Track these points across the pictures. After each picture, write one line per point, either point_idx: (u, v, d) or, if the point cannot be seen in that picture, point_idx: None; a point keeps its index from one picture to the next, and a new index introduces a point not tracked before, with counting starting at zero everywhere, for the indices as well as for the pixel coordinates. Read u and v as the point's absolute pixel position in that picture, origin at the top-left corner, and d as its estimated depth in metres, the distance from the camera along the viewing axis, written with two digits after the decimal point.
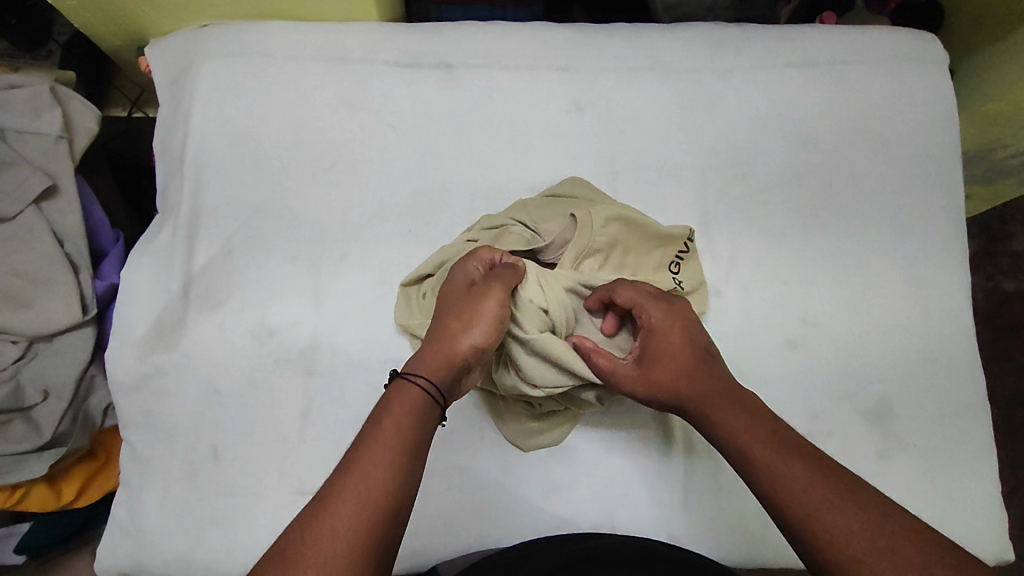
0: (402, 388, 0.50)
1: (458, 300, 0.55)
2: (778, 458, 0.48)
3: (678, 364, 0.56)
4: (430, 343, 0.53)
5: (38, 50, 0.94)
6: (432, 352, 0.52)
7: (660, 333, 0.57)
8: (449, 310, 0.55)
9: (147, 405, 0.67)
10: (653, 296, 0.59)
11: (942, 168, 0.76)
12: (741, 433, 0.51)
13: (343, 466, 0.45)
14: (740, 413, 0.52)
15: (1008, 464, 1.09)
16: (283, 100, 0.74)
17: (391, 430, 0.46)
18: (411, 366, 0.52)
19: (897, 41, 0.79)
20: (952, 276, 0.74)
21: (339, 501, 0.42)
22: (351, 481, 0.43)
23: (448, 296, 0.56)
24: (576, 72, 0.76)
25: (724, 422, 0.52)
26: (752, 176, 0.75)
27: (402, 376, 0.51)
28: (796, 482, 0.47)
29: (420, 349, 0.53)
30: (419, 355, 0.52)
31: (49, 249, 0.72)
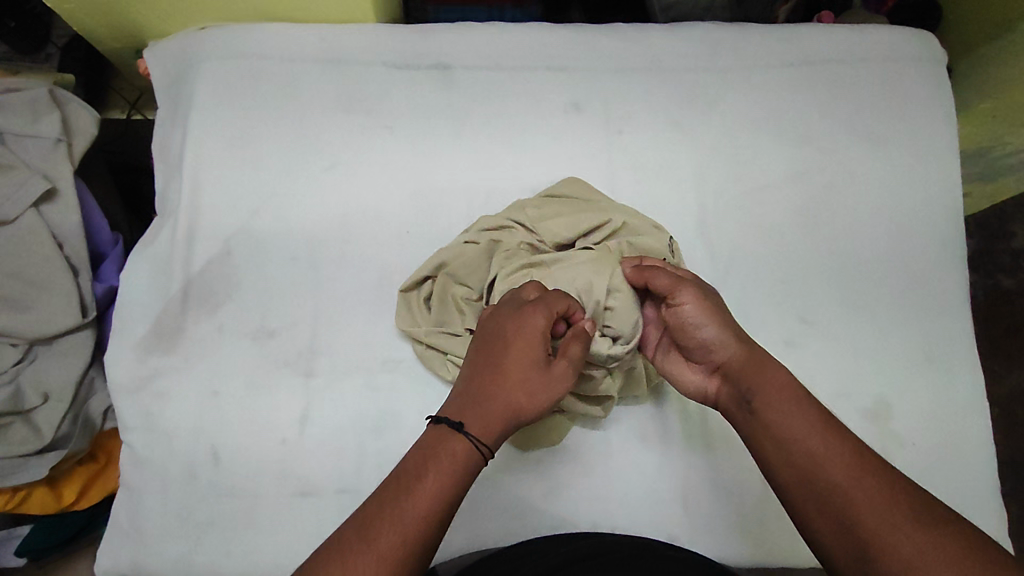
0: (458, 439, 0.49)
1: (534, 373, 0.52)
2: (801, 427, 0.49)
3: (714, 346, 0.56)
4: (494, 408, 0.51)
5: (36, 54, 0.93)
6: (495, 419, 0.50)
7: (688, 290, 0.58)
8: (520, 380, 0.52)
9: (146, 406, 0.67)
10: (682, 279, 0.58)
11: (940, 166, 0.76)
12: (767, 397, 0.51)
13: (387, 496, 0.45)
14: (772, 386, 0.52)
15: (1009, 463, 1.09)
16: (281, 102, 0.74)
17: (442, 470, 0.47)
18: (474, 428, 0.49)
19: (894, 39, 0.79)
20: (951, 274, 0.74)
21: (377, 543, 0.42)
22: (393, 516, 0.44)
23: (524, 360, 0.52)
24: (574, 72, 0.76)
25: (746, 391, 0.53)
26: (750, 175, 0.75)
27: (465, 436, 0.49)
28: (821, 454, 0.47)
29: (481, 406, 0.51)
30: (483, 416, 0.50)
31: (48, 252, 0.72)
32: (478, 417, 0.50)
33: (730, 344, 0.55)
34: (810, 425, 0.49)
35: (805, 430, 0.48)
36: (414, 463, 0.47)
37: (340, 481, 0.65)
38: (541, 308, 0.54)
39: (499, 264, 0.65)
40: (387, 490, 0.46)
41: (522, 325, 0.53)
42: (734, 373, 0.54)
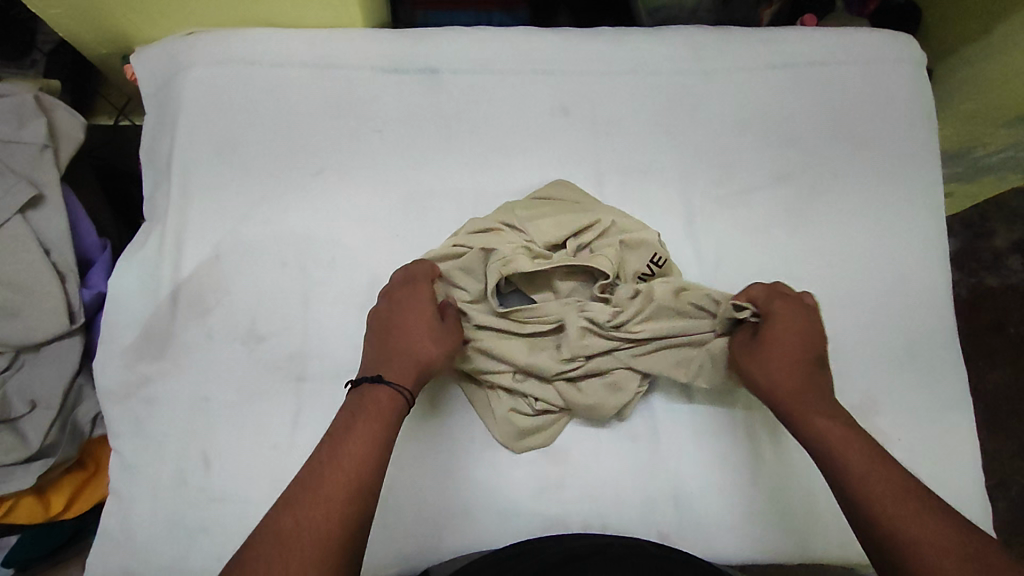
0: (379, 397, 0.56)
1: (424, 327, 0.62)
2: (854, 461, 0.54)
3: (782, 366, 0.60)
4: (402, 357, 0.60)
5: (22, 59, 0.94)
6: (409, 370, 0.59)
7: (773, 340, 0.61)
8: (415, 336, 0.61)
9: (136, 413, 0.67)
10: (778, 295, 0.64)
11: (922, 166, 0.77)
12: (824, 436, 0.56)
13: (315, 470, 0.50)
14: (833, 422, 0.57)
15: (993, 458, 1.11)
16: (270, 106, 0.74)
17: (362, 437, 0.52)
18: (392, 377, 0.58)
19: (875, 41, 0.80)
20: (933, 271, 0.75)
21: (329, 467, 0.50)
22: (333, 474, 0.49)
23: (415, 320, 0.62)
24: (561, 75, 0.77)
25: (818, 427, 0.57)
26: (736, 177, 0.76)
27: (390, 388, 0.57)
28: (872, 487, 0.52)
29: (389, 359, 0.60)
30: (396, 370, 0.59)
31: (35, 259, 0.71)
32: (392, 370, 0.59)
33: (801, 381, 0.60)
34: (881, 468, 0.53)
35: (879, 478, 0.52)
36: (345, 422, 0.54)
37: None
38: (425, 285, 0.65)
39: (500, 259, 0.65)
40: (310, 477, 0.50)
41: (411, 303, 0.63)
42: (785, 409, 0.60)
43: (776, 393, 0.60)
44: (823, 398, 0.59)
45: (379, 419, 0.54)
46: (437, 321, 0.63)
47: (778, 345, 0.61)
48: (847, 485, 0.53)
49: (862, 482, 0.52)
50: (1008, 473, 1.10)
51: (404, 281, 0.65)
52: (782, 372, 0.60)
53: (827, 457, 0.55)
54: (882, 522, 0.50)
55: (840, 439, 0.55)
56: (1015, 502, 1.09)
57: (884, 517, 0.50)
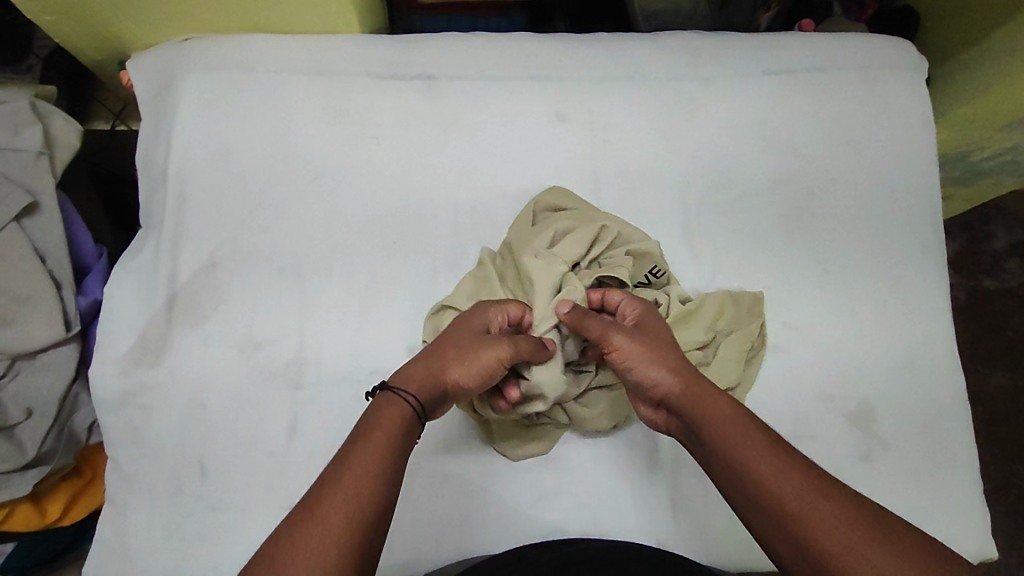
0: (399, 397, 0.50)
1: (472, 347, 0.54)
2: (756, 454, 0.47)
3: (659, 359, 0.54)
4: (433, 364, 0.53)
5: (18, 64, 0.94)
6: (429, 385, 0.52)
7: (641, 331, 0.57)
8: (455, 349, 0.54)
9: (132, 421, 0.67)
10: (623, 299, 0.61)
11: (919, 172, 0.77)
12: (715, 429, 0.50)
13: (349, 446, 0.46)
14: (725, 409, 0.51)
15: (992, 462, 1.11)
16: (266, 113, 0.74)
17: (394, 414, 0.49)
18: (406, 387, 0.51)
19: (871, 47, 0.80)
20: (931, 277, 0.75)
21: (364, 441, 0.46)
22: (372, 441, 0.46)
23: (470, 341, 0.55)
24: (558, 81, 0.77)
25: (710, 420, 0.50)
26: (733, 183, 0.76)
27: (391, 393, 0.50)
28: (769, 476, 0.46)
29: (420, 371, 0.52)
30: (416, 379, 0.52)
31: (32, 266, 0.71)
32: (412, 380, 0.51)
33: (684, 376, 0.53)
34: (775, 454, 0.47)
35: (778, 468, 0.46)
36: (349, 446, 0.46)
37: None
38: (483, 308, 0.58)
39: (511, 283, 0.66)
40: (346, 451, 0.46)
41: (466, 321, 0.57)
42: (678, 406, 0.53)
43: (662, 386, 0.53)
44: (706, 386, 0.53)
45: (386, 442, 0.47)
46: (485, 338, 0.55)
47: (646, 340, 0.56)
48: (762, 500, 0.45)
49: (777, 495, 0.45)
50: (1007, 477, 1.10)
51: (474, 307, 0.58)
52: (656, 363, 0.54)
53: (718, 456, 0.49)
54: (788, 518, 0.44)
55: (727, 426, 0.49)
56: (1014, 505, 1.09)
57: (784, 513, 0.44)
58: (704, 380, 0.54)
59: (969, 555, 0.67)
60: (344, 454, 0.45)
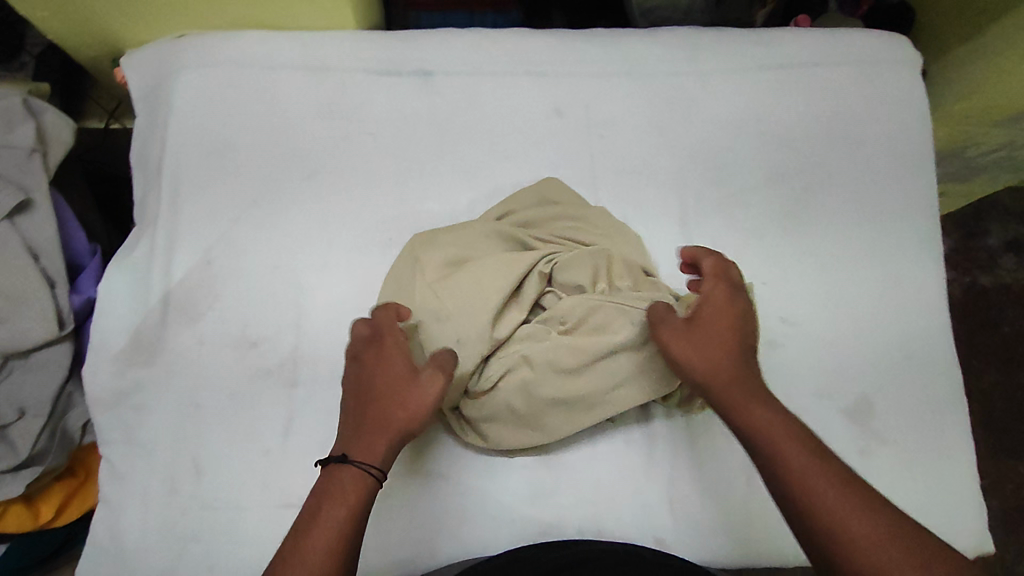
0: (344, 477, 0.50)
1: (398, 388, 0.55)
2: (796, 458, 0.49)
3: (715, 352, 0.56)
4: (374, 427, 0.53)
5: (12, 62, 0.93)
6: (381, 445, 0.53)
7: (713, 313, 0.59)
8: (379, 400, 0.54)
9: (126, 420, 0.66)
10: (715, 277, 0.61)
11: (916, 167, 0.77)
12: (763, 428, 0.52)
13: (304, 525, 0.48)
14: (775, 411, 0.53)
15: (988, 458, 1.11)
16: (261, 109, 0.74)
17: (344, 492, 0.50)
18: (356, 455, 0.52)
19: (867, 42, 0.80)
20: (928, 272, 0.75)
21: (318, 520, 0.48)
22: (323, 521, 0.48)
23: (390, 382, 0.55)
24: (554, 77, 0.77)
25: (758, 416, 0.52)
26: (729, 179, 0.76)
27: (344, 464, 0.51)
28: (810, 482, 0.48)
29: (360, 433, 0.53)
30: (365, 444, 0.52)
31: (24, 263, 0.70)
32: (360, 445, 0.52)
33: (733, 366, 0.56)
34: (817, 458, 0.49)
35: (820, 474, 0.48)
36: (292, 548, 0.46)
37: None
38: (389, 338, 0.58)
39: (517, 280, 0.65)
40: (300, 531, 0.47)
41: (374, 362, 0.56)
42: (721, 396, 0.55)
43: (713, 379, 0.55)
44: (755, 384, 0.55)
45: (344, 523, 0.48)
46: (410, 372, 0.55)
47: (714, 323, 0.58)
48: (803, 505, 0.48)
49: (817, 496, 0.47)
50: (1004, 473, 1.10)
51: (366, 335, 0.58)
52: (718, 354, 0.56)
53: (762, 452, 0.51)
54: (822, 522, 0.47)
55: (775, 427, 0.51)
56: (1011, 501, 1.09)
57: (820, 516, 0.47)
58: (747, 371, 0.56)
59: (969, 548, 0.67)
60: (298, 538, 0.47)
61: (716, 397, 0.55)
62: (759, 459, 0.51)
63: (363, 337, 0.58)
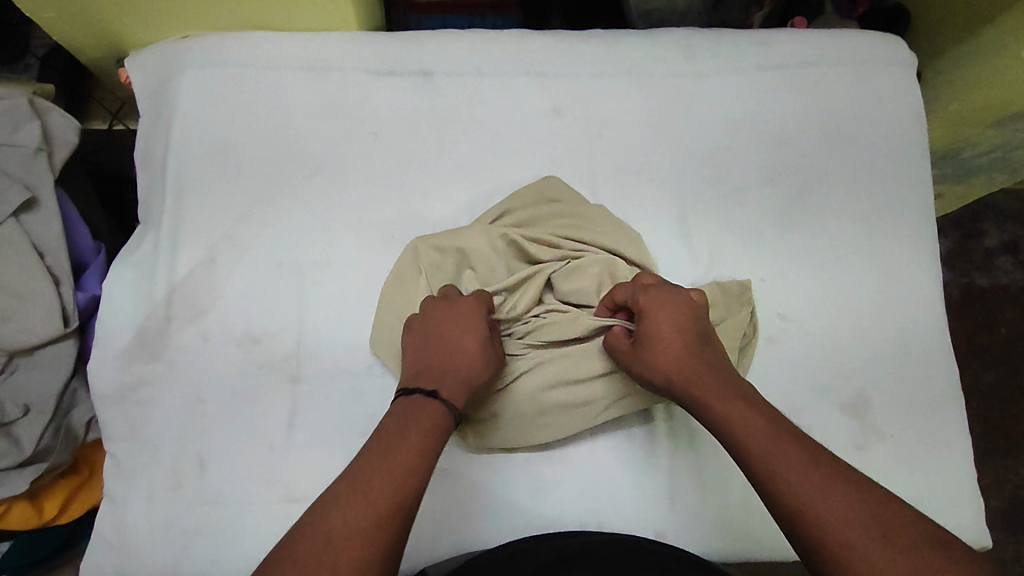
0: (428, 408, 0.56)
1: (476, 343, 0.62)
2: (756, 443, 0.51)
3: (672, 355, 0.59)
4: (453, 371, 0.60)
5: (16, 63, 0.94)
6: (460, 386, 0.59)
7: (658, 321, 0.61)
8: (455, 350, 0.61)
9: (131, 415, 0.67)
10: (648, 287, 0.64)
11: (911, 165, 0.78)
12: (725, 422, 0.54)
13: (362, 474, 0.48)
14: (738, 402, 0.54)
15: (986, 457, 1.12)
16: (264, 108, 0.74)
17: (408, 447, 0.51)
18: (443, 392, 0.58)
19: (862, 42, 0.81)
20: (924, 269, 0.76)
21: (379, 470, 0.49)
22: (387, 469, 0.49)
23: (466, 335, 0.62)
24: (554, 77, 0.78)
25: (720, 410, 0.54)
26: (727, 177, 0.76)
27: (430, 396, 0.57)
28: (773, 466, 0.49)
29: (442, 374, 0.59)
30: (448, 384, 0.58)
31: (29, 261, 0.71)
32: (442, 383, 0.58)
33: (694, 369, 0.58)
34: (782, 442, 0.50)
35: (787, 459, 0.49)
36: (349, 493, 0.47)
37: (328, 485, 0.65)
38: (466, 297, 0.65)
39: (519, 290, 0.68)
40: (356, 481, 0.48)
41: (445, 320, 0.63)
42: (687, 396, 0.57)
43: (675, 383, 0.58)
44: (716, 379, 0.57)
45: (405, 471, 0.49)
46: (486, 333, 0.63)
47: (666, 329, 0.60)
48: (771, 489, 0.48)
49: (782, 482, 0.48)
50: (1002, 472, 1.11)
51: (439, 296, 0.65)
52: (675, 357, 0.59)
53: (729, 445, 0.53)
54: (792, 509, 0.47)
55: (741, 419, 0.53)
56: (1009, 500, 1.10)
57: (787, 502, 0.47)
58: (709, 369, 0.58)
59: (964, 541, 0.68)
60: (359, 481, 0.48)
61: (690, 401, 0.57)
62: (729, 451, 0.53)
63: (435, 299, 0.65)
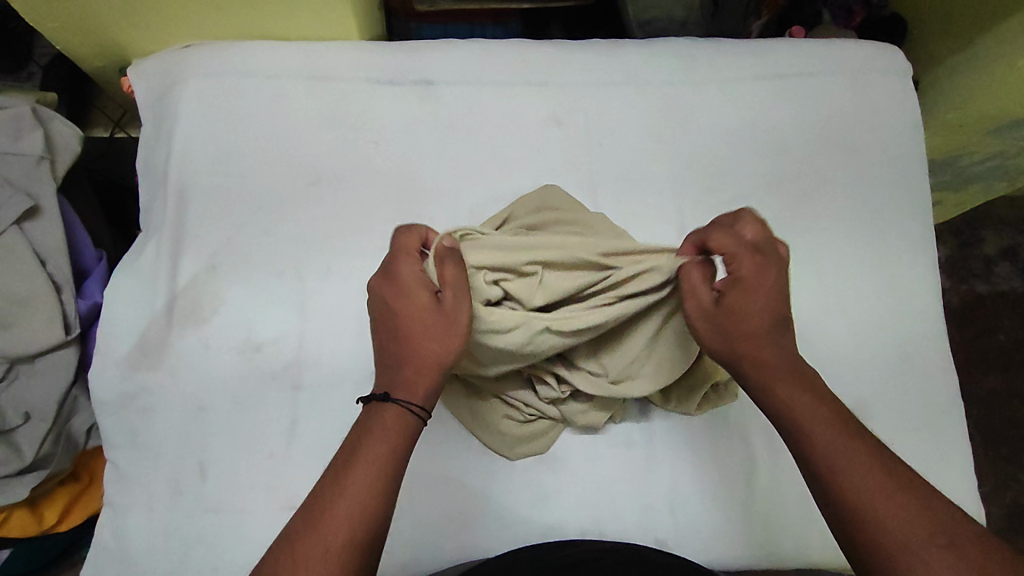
0: (386, 414, 0.49)
1: (426, 316, 0.52)
2: (826, 443, 0.48)
3: (754, 331, 0.52)
4: (409, 361, 0.51)
5: (19, 72, 0.96)
6: (421, 379, 0.51)
7: (749, 289, 0.52)
8: (410, 333, 0.51)
9: (132, 423, 0.67)
10: (751, 245, 0.53)
11: (909, 174, 0.79)
12: (795, 412, 0.50)
13: (329, 486, 0.46)
14: (806, 390, 0.50)
15: (986, 464, 1.12)
16: (265, 117, 0.75)
17: (375, 450, 0.47)
18: (400, 394, 0.50)
19: (858, 51, 0.82)
20: (922, 277, 0.76)
21: (347, 480, 0.46)
22: (354, 480, 0.46)
23: (415, 309, 0.52)
24: (554, 87, 0.78)
25: (787, 397, 0.50)
26: (726, 185, 0.77)
27: (386, 401, 0.49)
28: (845, 469, 0.47)
29: (400, 366, 0.51)
30: (407, 381, 0.50)
31: (32, 269, 0.71)
32: (399, 380, 0.51)
33: (770, 351, 0.51)
34: (850, 441, 0.48)
35: (855, 461, 0.47)
36: (318, 510, 0.45)
37: None
38: (413, 260, 0.54)
39: None
40: (325, 493, 0.46)
41: (398, 291, 0.53)
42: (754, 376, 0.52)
43: (747, 361, 0.52)
44: (788, 359, 0.52)
45: (373, 481, 0.46)
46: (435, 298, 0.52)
47: (753, 299, 0.52)
48: (838, 490, 0.46)
49: (854, 488, 0.46)
50: (1002, 479, 1.11)
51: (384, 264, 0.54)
52: (759, 333, 0.52)
53: (793, 436, 0.49)
54: (857, 513, 0.45)
55: (809, 410, 0.50)
56: (1010, 507, 1.10)
57: (854, 505, 0.46)
58: (785, 348, 0.52)
59: None
60: (326, 496, 0.45)
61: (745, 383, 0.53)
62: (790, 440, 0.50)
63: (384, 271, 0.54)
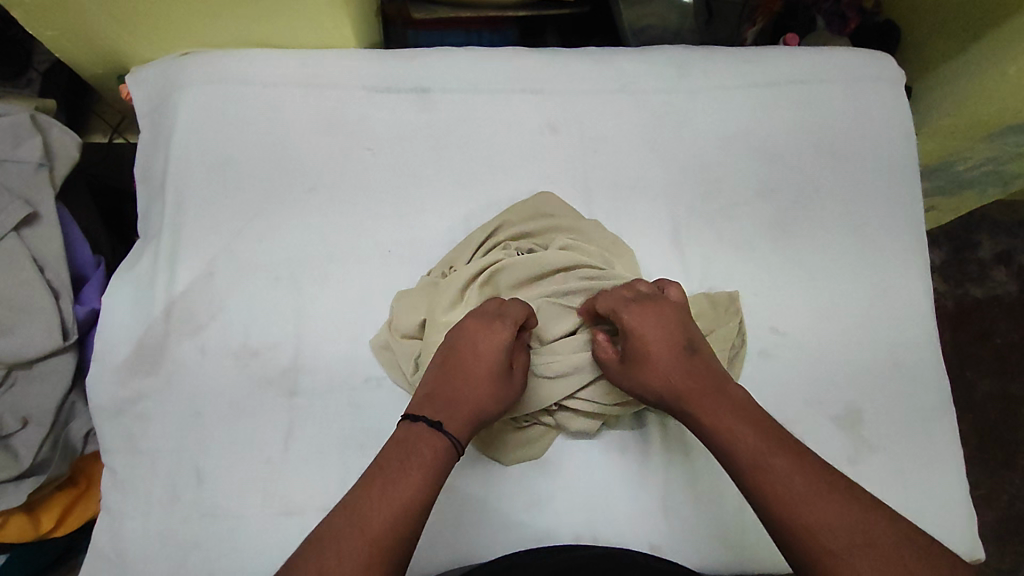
0: (433, 435, 0.56)
1: (492, 375, 0.61)
2: (766, 461, 0.52)
3: (666, 371, 0.60)
4: (463, 402, 0.59)
5: (18, 79, 0.95)
6: (465, 420, 0.58)
7: (646, 339, 0.62)
8: (475, 381, 0.60)
9: (130, 428, 0.67)
10: (634, 301, 0.64)
11: (901, 181, 0.79)
12: (734, 438, 0.54)
13: (371, 482, 0.51)
14: (741, 419, 0.55)
15: (982, 468, 1.12)
16: (263, 124, 0.76)
17: (419, 457, 0.53)
18: (449, 425, 0.57)
19: (851, 59, 0.82)
20: (915, 283, 0.77)
21: (391, 479, 0.51)
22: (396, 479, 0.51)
23: (487, 365, 0.61)
24: (550, 94, 0.79)
25: (728, 428, 0.55)
26: (720, 192, 0.77)
27: (435, 425, 0.56)
28: (781, 483, 0.50)
29: (452, 405, 0.59)
30: (454, 416, 0.58)
31: (29, 275, 0.72)
32: (448, 413, 0.58)
33: (690, 383, 0.59)
34: (787, 459, 0.52)
35: (791, 478, 0.50)
36: (360, 500, 0.50)
37: (324, 498, 0.65)
38: (506, 325, 0.63)
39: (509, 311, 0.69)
40: (368, 489, 0.51)
41: (479, 343, 0.62)
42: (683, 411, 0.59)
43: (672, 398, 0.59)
44: (720, 393, 0.58)
45: (418, 481, 0.52)
46: (507, 368, 0.62)
47: (651, 347, 0.62)
48: (774, 505, 0.50)
49: (797, 509, 0.49)
50: (998, 483, 1.11)
51: (479, 314, 0.64)
52: (669, 372, 0.60)
53: (738, 466, 0.53)
54: (797, 525, 0.48)
55: (747, 437, 0.54)
56: (1005, 511, 1.10)
57: (797, 520, 0.48)
58: (706, 382, 0.59)
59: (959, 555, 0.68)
60: (369, 490, 0.50)
61: (687, 413, 0.58)
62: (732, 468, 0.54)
63: (474, 320, 0.64)
